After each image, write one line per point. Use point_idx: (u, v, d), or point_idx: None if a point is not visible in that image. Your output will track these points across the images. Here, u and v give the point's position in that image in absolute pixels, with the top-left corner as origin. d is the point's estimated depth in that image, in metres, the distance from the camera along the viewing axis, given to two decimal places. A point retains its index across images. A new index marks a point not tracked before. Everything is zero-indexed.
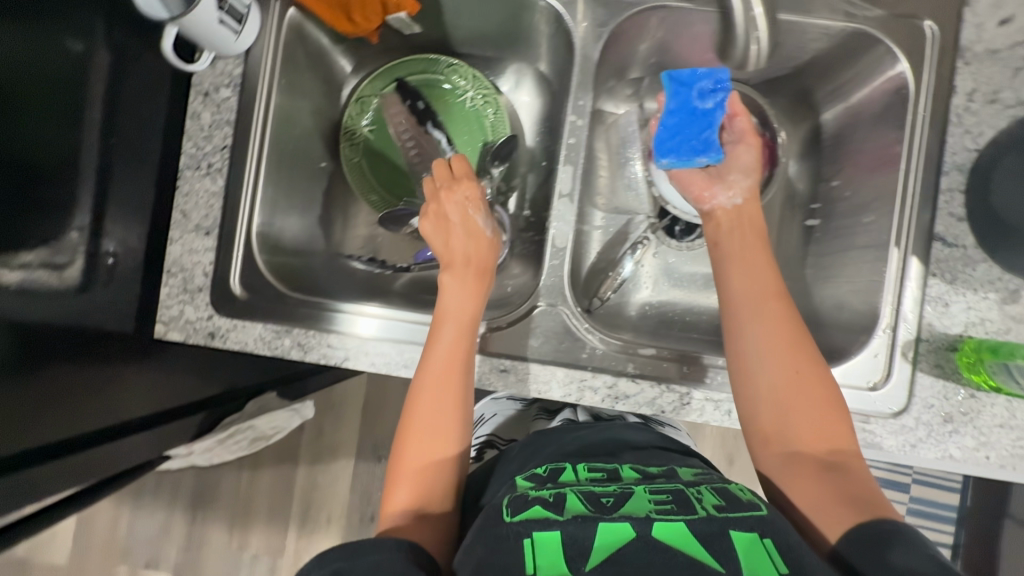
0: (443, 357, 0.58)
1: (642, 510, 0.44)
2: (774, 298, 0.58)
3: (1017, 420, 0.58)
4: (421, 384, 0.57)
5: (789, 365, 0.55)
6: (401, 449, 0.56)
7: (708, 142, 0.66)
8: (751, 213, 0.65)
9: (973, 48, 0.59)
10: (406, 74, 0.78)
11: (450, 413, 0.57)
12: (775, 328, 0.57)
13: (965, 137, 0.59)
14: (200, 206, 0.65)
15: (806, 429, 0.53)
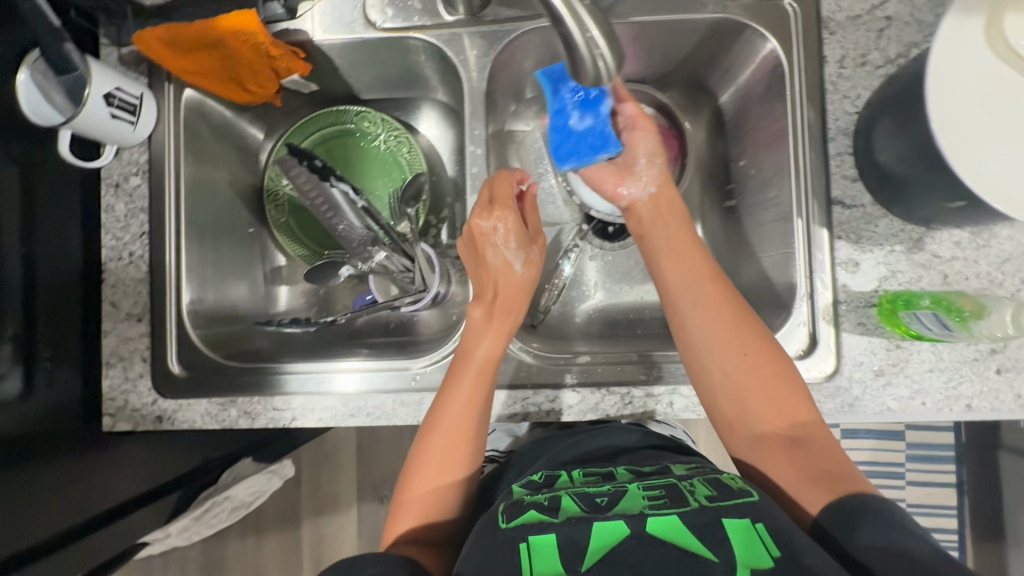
0: (454, 394, 0.58)
1: (636, 506, 0.47)
2: (708, 285, 0.58)
3: (945, 363, 0.59)
4: (432, 418, 0.58)
5: (735, 346, 0.55)
6: (409, 473, 0.58)
7: (604, 137, 0.65)
8: (669, 197, 0.64)
9: (835, 17, 0.62)
10: (318, 129, 0.80)
11: (461, 448, 0.57)
12: (715, 316, 0.57)
13: (844, 102, 0.61)
14: (129, 294, 0.67)
15: (768, 410, 0.54)
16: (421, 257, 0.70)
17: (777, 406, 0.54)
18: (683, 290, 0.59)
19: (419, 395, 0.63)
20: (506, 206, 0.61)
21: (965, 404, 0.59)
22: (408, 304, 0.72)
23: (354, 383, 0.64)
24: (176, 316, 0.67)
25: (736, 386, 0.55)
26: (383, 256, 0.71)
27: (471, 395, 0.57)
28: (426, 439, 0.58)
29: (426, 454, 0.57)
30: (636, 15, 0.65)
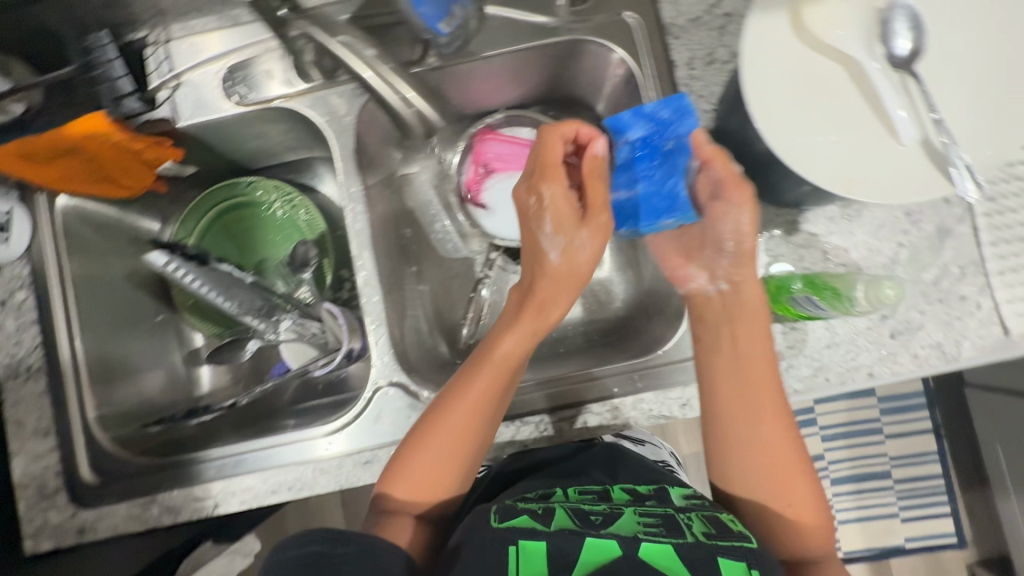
0: (487, 380, 0.56)
1: (630, 529, 0.47)
2: (743, 345, 0.55)
3: (840, 336, 0.60)
4: (440, 410, 0.56)
5: (784, 456, 0.52)
6: (403, 453, 0.56)
7: (671, 198, 0.61)
8: (733, 301, 0.57)
9: (676, 22, 0.64)
10: (213, 206, 0.80)
11: (470, 442, 0.55)
12: (755, 376, 0.54)
13: (700, 101, 0.63)
14: (32, 410, 0.65)
15: (776, 494, 0.52)
16: (326, 316, 0.71)
17: (781, 475, 0.52)
18: (714, 357, 0.56)
19: (336, 460, 0.63)
20: (555, 178, 0.59)
21: (866, 372, 0.60)
22: (321, 366, 0.72)
23: (271, 459, 0.63)
24: (82, 425, 0.66)
25: (750, 467, 0.53)
26: (289, 322, 0.72)
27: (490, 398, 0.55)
28: (433, 429, 0.55)
29: (430, 444, 0.55)
30: (489, 49, 0.66)
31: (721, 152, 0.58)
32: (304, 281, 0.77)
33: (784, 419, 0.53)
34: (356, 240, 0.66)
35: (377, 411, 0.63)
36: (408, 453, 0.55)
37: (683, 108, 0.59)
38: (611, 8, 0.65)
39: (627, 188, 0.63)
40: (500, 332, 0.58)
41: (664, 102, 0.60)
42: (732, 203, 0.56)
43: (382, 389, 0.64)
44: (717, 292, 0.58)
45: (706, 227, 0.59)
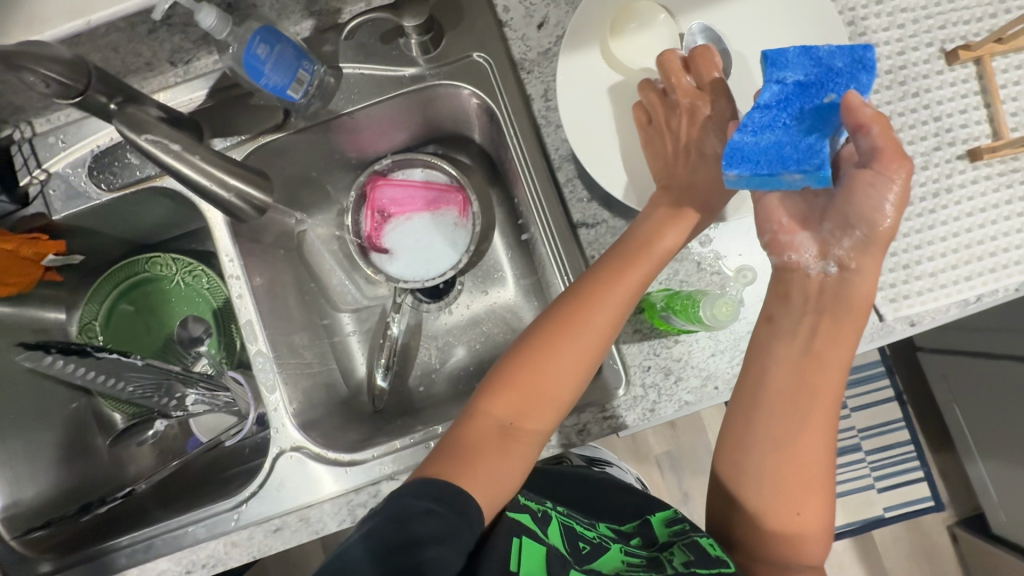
0: (637, 264, 0.56)
1: (612, 564, 0.52)
2: (838, 324, 0.52)
3: (723, 343, 0.61)
4: (586, 298, 0.55)
5: (809, 471, 0.51)
6: (511, 370, 0.56)
7: (813, 149, 0.51)
8: (833, 293, 0.52)
9: (527, 57, 0.65)
10: (115, 285, 0.80)
11: (585, 361, 0.55)
12: (844, 349, 0.52)
13: (558, 131, 0.64)
14: None
15: (785, 505, 0.51)
16: (234, 384, 0.71)
17: (798, 484, 0.51)
18: (821, 315, 0.52)
19: (246, 531, 0.62)
20: (716, 85, 0.61)
21: None
22: (232, 436, 0.71)
23: (182, 538, 0.63)
24: None
25: (773, 478, 0.52)
26: (195, 397, 0.72)
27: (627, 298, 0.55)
28: (564, 336, 0.55)
29: (553, 355, 0.55)
30: (351, 105, 0.67)
31: (884, 116, 0.49)
32: (203, 352, 0.79)
33: (817, 444, 0.51)
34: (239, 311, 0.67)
35: (281, 476, 0.63)
36: (531, 359, 0.55)
37: (863, 61, 0.52)
38: (462, 50, 0.66)
39: (758, 133, 0.53)
40: (654, 219, 0.58)
41: (842, 51, 0.53)
42: (883, 173, 0.48)
43: (284, 453, 0.64)
44: (823, 273, 0.52)
45: (834, 199, 0.52)
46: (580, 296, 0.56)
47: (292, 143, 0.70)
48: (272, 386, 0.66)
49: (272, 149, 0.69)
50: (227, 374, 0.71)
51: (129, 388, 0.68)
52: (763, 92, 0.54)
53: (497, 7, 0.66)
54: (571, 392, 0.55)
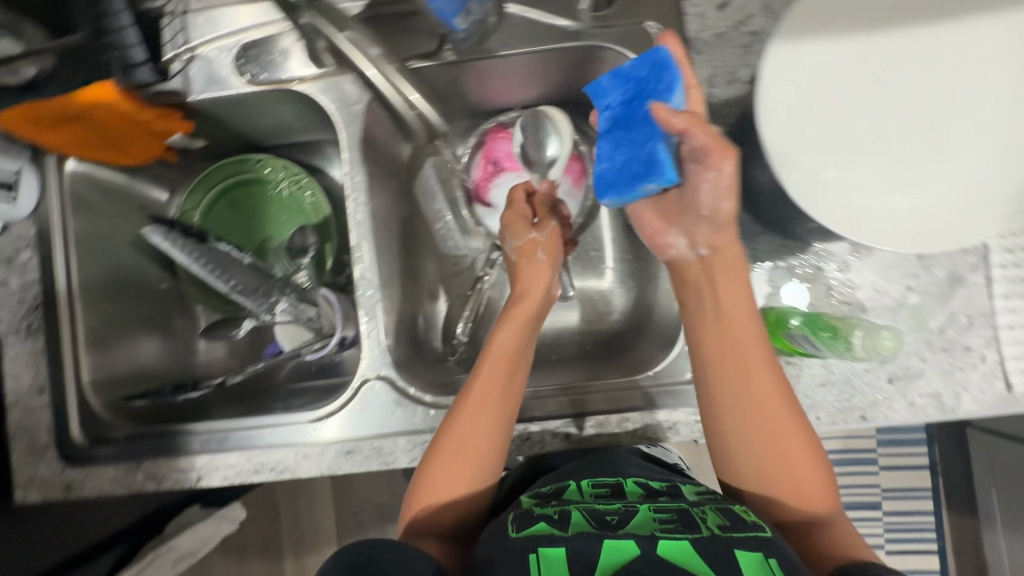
0: (493, 374, 0.57)
1: (646, 528, 0.49)
2: (733, 352, 0.51)
3: (836, 375, 0.59)
4: (457, 413, 0.57)
5: (779, 433, 0.50)
6: (423, 479, 0.56)
7: (653, 160, 0.52)
8: (718, 265, 0.53)
9: (701, 36, 0.61)
10: (222, 179, 0.80)
11: (477, 446, 0.56)
12: (758, 371, 0.51)
13: (716, 121, 0.61)
14: (28, 366, 0.67)
15: (770, 453, 0.50)
16: (321, 302, 0.71)
17: (798, 474, 0.50)
18: (710, 343, 0.52)
19: (320, 446, 0.63)
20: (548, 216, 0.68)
21: (859, 415, 0.59)
22: (310, 351, 0.73)
23: (255, 439, 0.64)
24: (76, 387, 0.67)
25: (765, 474, 0.51)
26: (284, 305, 0.70)
27: (498, 404, 0.57)
28: (444, 450, 0.56)
29: (445, 464, 0.56)
30: (505, 48, 0.65)
31: (699, 118, 0.49)
32: (303, 265, 0.77)
33: (777, 399, 0.50)
34: (355, 232, 0.65)
35: (363, 402, 0.63)
36: (457, 435, 0.56)
37: (659, 61, 0.52)
38: (633, 16, 0.62)
39: (609, 153, 0.56)
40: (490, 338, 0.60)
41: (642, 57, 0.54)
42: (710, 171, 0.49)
43: (371, 382, 0.64)
44: (694, 257, 0.54)
45: (685, 193, 0.54)
46: (455, 413, 0.57)
47: (433, 75, 0.68)
48: (372, 314, 0.65)
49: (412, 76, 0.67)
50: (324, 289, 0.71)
51: (226, 282, 0.69)
52: (599, 122, 0.58)
53: None
54: (473, 486, 0.56)
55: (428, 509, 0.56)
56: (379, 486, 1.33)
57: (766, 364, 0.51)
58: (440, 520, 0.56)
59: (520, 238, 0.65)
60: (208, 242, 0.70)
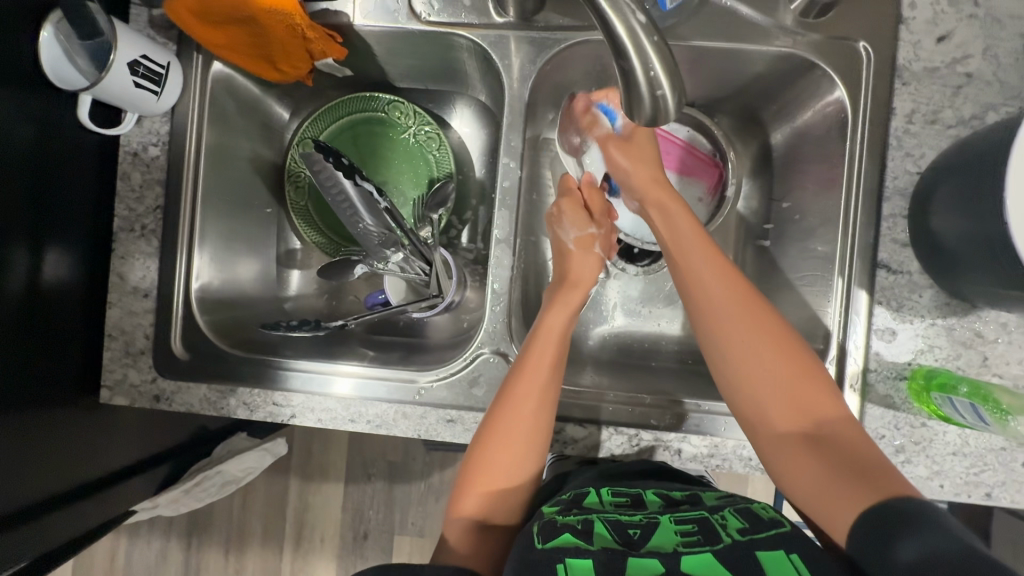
0: (543, 353, 0.58)
1: (670, 544, 0.48)
2: (717, 311, 0.55)
3: (970, 448, 0.57)
4: (507, 405, 0.56)
5: (777, 377, 0.52)
6: (469, 472, 0.57)
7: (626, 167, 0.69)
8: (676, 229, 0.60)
9: (911, 67, 0.57)
10: (347, 113, 0.77)
11: (527, 437, 0.56)
12: (758, 324, 0.54)
13: (906, 160, 0.58)
14: (137, 268, 0.65)
15: (773, 404, 0.52)
16: (438, 262, 0.69)
17: (807, 412, 0.51)
18: (712, 295, 0.56)
19: (421, 409, 0.61)
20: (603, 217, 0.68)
21: (984, 492, 0.57)
22: (418, 310, 0.70)
23: (344, 387, 0.62)
24: (184, 298, 0.66)
25: (781, 420, 0.52)
26: (400, 257, 0.70)
27: (545, 392, 0.57)
28: (495, 441, 0.56)
29: (493, 457, 0.56)
30: (698, 38, 0.61)
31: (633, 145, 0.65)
32: (430, 221, 0.75)
33: (768, 355, 0.53)
34: (501, 197, 0.63)
35: (477, 373, 0.62)
36: (495, 428, 0.56)
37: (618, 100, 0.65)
38: (842, 31, 0.59)
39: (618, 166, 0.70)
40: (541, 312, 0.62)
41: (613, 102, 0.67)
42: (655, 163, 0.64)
43: (486, 354, 0.62)
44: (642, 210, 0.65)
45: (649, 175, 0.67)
46: (503, 402, 0.57)
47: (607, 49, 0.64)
48: (502, 287, 0.63)
49: (587, 47, 0.64)
50: (440, 247, 0.70)
51: (365, 226, 0.69)
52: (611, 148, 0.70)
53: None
54: (511, 478, 0.56)
55: (473, 506, 0.56)
56: (396, 443, 1.32)
57: (752, 319, 0.54)
58: (485, 513, 0.56)
59: (579, 228, 0.66)
60: (356, 177, 0.68)
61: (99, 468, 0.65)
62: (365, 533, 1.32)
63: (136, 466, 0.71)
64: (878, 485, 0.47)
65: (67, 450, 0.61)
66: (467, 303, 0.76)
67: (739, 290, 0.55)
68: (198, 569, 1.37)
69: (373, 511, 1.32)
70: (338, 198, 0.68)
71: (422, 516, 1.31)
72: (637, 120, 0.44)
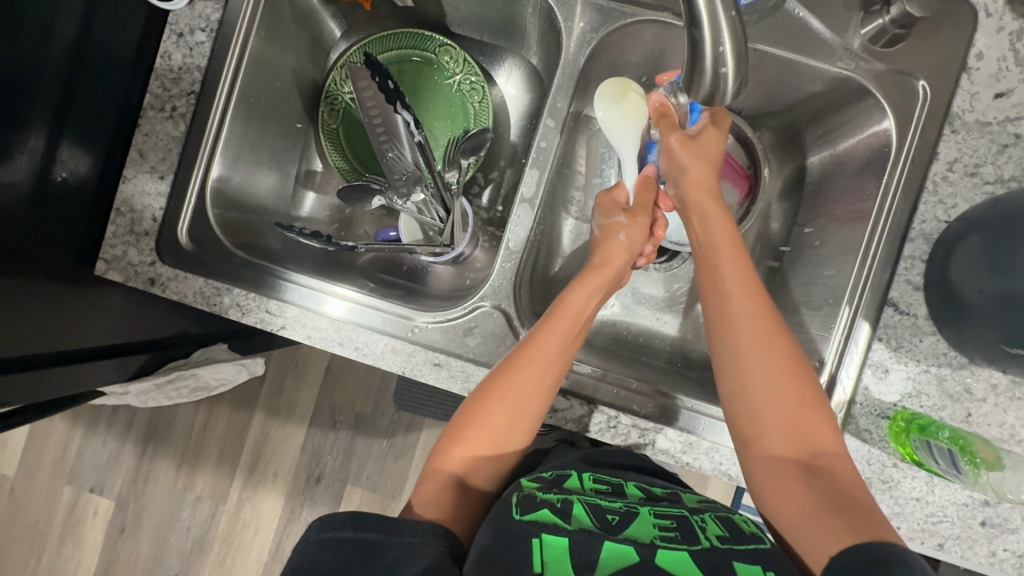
0: (558, 328, 0.58)
1: (647, 534, 0.48)
2: (750, 351, 0.55)
3: (934, 497, 0.58)
4: (506, 371, 0.57)
5: (769, 361, 0.55)
6: (454, 430, 0.57)
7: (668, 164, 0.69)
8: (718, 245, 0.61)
9: (964, 116, 0.58)
10: (395, 48, 0.76)
11: (520, 408, 0.57)
12: (794, 397, 0.53)
13: (938, 207, 0.58)
14: (158, 148, 0.64)
15: (764, 384, 0.54)
16: (457, 212, 0.68)
17: (806, 438, 0.52)
18: (753, 346, 0.55)
19: (411, 347, 0.61)
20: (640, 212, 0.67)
21: (937, 542, 0.58)
22: (426, 255, 0.69)
23: (338, 308, 0.62)
24: (200, 187, 0.65)
25: (776, 437, 0.53)
26: (421, 197, 0.70)
27: (552, 362, 0.57)
28: (491, 397, 0.56)
29: (484, 416, 0.56)
30: (764, 42, 0.60)
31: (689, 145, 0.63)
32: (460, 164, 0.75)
33: (769, 344, 0.55)
34: (534, 156, 0.63)
35: (478, 322, 0.62)
36: (494, 389, 0.56)
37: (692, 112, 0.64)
38: (905, 65, 0.59)
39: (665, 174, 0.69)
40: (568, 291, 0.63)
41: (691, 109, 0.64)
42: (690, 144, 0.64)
43: (485, 307, 0.62)
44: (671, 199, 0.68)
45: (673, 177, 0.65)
46: (507, 364, 0.57)
47: (669, 35, 0.64)
48: (516, 246, 0.63)
49: (650, 29, 0.64)
50: (461, 195, 0.69)
51: (391, 156, 0.69)
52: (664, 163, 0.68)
53: (971, 49, 0.58)
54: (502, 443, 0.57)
55: (455, 461, 0.56)
56: (366, 396, 1.32)
57: (791, 374, 0.54)
58: (465, 473, 0.56)
59: (607, 218, 0.67)
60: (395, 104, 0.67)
61: (80, 342, 0.64)
62: (319, 477, 1.32)
63: (115, 348, 0.70)
64: (862, 524, 0.47)
65: (52, 316, 0.60)
66: (474, 262, 0.75)
67: (764, 313, 0.57)
68: (147, 478, 1.36)
69: (331, 457, 1.32)
70: (375, 124, 0.68)
71: (378, 472, 1.31)
72: (692, 95, 0.44)
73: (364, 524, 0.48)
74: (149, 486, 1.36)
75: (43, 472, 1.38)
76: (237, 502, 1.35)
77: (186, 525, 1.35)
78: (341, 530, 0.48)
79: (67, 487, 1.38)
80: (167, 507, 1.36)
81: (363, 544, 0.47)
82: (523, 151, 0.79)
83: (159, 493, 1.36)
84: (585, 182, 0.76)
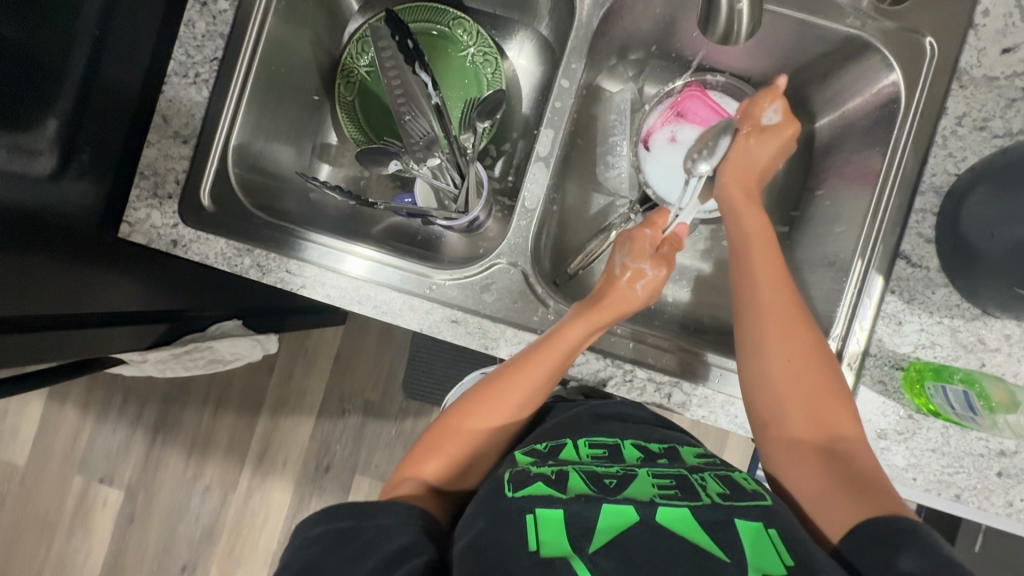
0: (551, 355, 0.57)
1: (647, 493, 0.47)
2: (769, 351, 0.56)
3: (950, 447, 0.58)
4: (495, 385, 0.57)
5: (788, 350, 0.55)
6: (438, 432, 0.57)
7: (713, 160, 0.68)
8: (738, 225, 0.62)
9: (971, 72, 0.59)
10: (410, 21, 0.78)
11: (507, 419, 0.58)
12: (809, 406, 0.53)
13: (948, 160, 0.59)
14: (181, 114, 0.66)
15: (778, 361, 0.55)
16: (472, 177, 0.69)
17: (823, 419, 0.53)
18: (767, 340, 0.56)
19: (430, 304, 0.62)
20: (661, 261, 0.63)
21: (954, 493, 0.58)
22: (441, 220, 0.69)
23: (357, 267, 0.63)
24: (222, 148, 0.67)
25: (792, 416, 0.53)
26: (436, 162, 0.71)
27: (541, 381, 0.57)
28: (477, 407, 0.57)
29: (468, 420, 0.57)
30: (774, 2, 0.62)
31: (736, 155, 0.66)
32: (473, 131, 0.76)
33: (784, 327, 0.56)
34: (548, 116, 0.65)
35: (494, 279, 0.63)
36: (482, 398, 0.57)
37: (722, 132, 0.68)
38: (913, 22, 0.60)
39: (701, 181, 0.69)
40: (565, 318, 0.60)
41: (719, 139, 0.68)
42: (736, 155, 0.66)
43: (501, 264, 0.63)
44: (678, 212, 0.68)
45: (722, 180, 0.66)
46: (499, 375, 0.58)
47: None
48: (532, 204, 0.64)
49: None
50: (476, 161, 0.70)
51: (408, 121, 0.71)
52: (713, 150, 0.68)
53: (977, 6, 0.59)
54: (484, 449, 0.57)
55: (435, 464, 0.55)
56: (375, 382, 1.33)
57: (804, 357, 0.55)
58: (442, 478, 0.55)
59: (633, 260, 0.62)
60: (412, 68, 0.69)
61: (104, 305, 0.65)
62: (329, 464, 1.32)
63: (135, 314, 0.71)
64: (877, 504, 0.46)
65: (77, 279, 0.61)
66: (487, 231, 0.76)
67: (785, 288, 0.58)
68: (157, 467, 1.37)
69: (340, 445, 1.32)
70: (396, 92, 0.70)
71: (389, 458, 1.31)
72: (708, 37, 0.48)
73: (337, 514, 0.48)
74: (159, 476, 1.37)
75: (53, 462, 1.39)
76: (247, 491, 1.35)
77: (195, 515, 1.35)
78: (314, 529, 0.48)
79: (78, 477, 1.39)
80: (176, 497, 1.36)
81: (339, 532, 0.47)
82: (535, 122, 0.80)
83: (168, 482, 1.36)
84: (596, 150, 0.77)
